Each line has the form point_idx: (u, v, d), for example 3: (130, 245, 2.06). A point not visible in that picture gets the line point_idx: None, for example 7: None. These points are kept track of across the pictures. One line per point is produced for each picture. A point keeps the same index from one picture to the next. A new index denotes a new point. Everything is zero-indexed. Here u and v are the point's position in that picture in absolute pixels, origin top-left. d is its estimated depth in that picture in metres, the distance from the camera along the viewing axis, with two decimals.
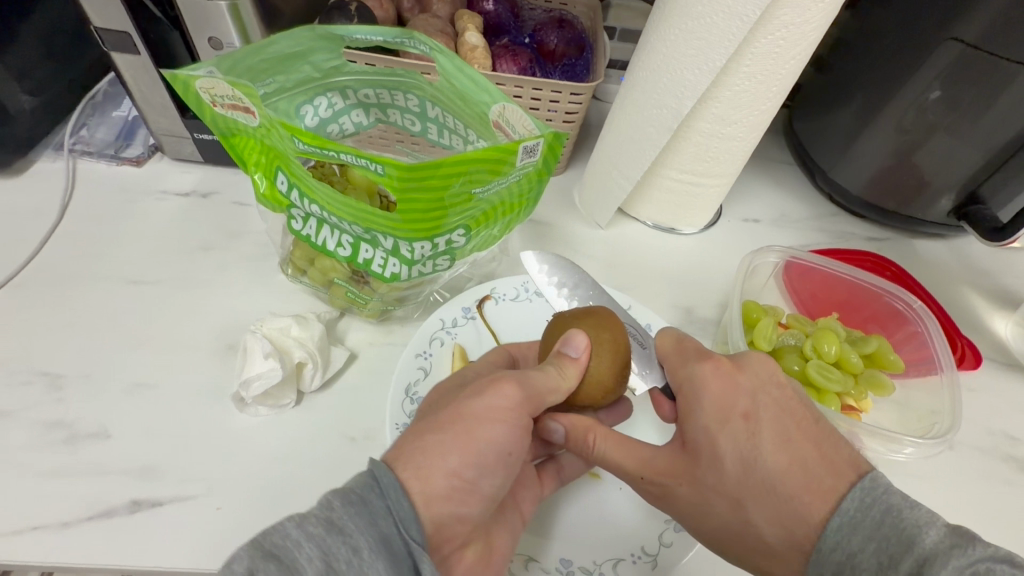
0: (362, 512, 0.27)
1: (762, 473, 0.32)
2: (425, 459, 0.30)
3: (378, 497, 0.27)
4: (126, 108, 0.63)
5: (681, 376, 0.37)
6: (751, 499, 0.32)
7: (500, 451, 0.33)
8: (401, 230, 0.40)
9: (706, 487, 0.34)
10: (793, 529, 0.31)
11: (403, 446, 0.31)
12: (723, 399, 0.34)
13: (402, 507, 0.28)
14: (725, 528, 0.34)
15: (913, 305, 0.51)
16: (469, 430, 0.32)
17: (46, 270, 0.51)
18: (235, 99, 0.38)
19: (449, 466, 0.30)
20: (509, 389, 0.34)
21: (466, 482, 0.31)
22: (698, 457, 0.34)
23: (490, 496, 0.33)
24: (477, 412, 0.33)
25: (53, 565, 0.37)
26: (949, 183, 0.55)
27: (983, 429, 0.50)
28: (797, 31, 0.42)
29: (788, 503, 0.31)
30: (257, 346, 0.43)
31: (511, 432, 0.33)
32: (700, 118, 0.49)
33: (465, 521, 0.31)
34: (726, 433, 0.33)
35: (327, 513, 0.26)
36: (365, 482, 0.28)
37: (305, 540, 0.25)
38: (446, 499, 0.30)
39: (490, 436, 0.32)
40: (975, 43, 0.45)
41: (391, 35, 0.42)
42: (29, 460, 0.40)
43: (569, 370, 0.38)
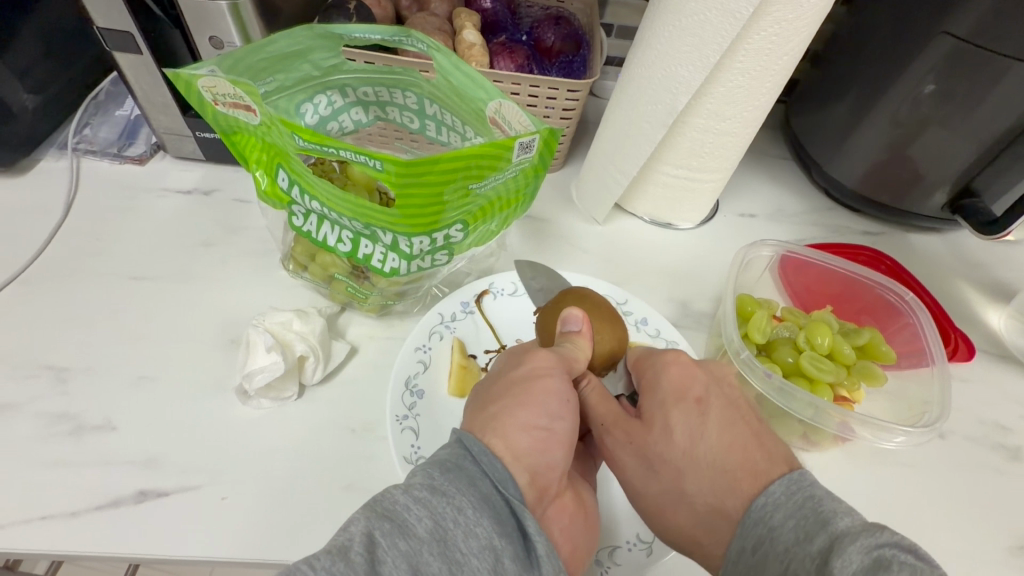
0: (460, 478, 0.28)
1: (704, 448, 0.34)
2: (497, 420, 0.32)
3: (471, 463, 0.29)
4: (128, 107, 0.64)
5: (647, 362, 0.40)
6: (688, 467, 0.35)
7: (562, 400, 0.34)
8: (400, 225, 0.41)
9: (649, 449, 0.36)
10: (720, 501, 0.33)
11: (471, 419, 0.33)
12: (681, 383, 0.37)
13: (496, 466, 0.29)
14: (661, 494, 0.36)
15: (904, 298, 0.52)
16: (524, 390, 0.34)
17: (51, 266, 0.52)
18: (236, 97, 0.38)
19: (523, 420, 0.32)
20: (544, 352, 0.37)
21: (545, 429, 0.32)
22: (648, 424, 0.37)
23: (570, 441, 0.34)
24: (525, 376, 0.35)
25: (61, 554, 0.38)
26: (943, 177, 0.55)
27: (975, 420, 0.50)
28: (789, 27, 0.42)
29: (720, 478, 0.33)
30: (259, 340, 0.44)
31: (563, 384, 0.35)
32: (695, 114, 0.49)
33: (555, 469, 0.32)
34: (677, 411, 0.36)
35: (429, 482, 0.28)
36: (458, 454, 0.30)
37: (412, 504, 0.27)
38: (534, 450, 0.31)
39: (547, 390, 0.34)
40: (967, 37, 0.45)
41: (389, 33, 0.42)
42: (36, 451, 0.41)
43: (582, 342, 0.40)
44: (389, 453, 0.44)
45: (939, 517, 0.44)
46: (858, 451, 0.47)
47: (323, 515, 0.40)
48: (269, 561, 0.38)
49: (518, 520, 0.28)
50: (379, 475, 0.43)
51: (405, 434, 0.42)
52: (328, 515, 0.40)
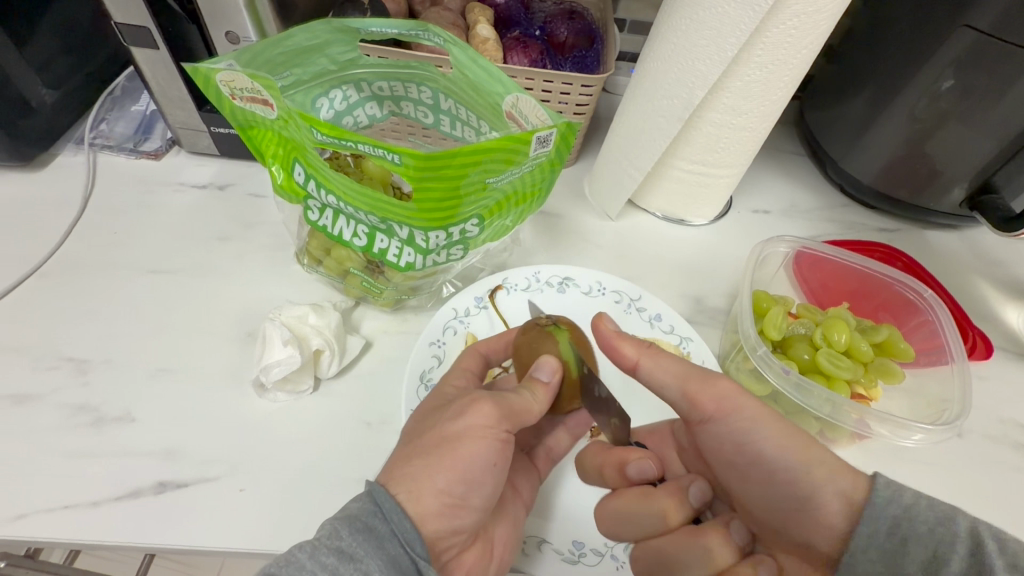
0: (369, 539, 0.28)
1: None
2: (417, 475, 0.31)
3: (382, 523, 0.29)
4: (144, 102, 0.64)
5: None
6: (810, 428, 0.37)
7: (484, 466, 0.33)
8: (417, 220, 0.41)
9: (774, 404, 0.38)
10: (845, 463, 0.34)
11: (395, 468, 0.32)
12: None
13: (407, 530, 0.30)
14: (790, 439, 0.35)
15: (923, 295, 0.51)
16: (451, 452, 0.32)
17: (71, 259, 0.53)
18: (254, 92, 0.39)
19: (439, 487, 0.31)
20: (487, 408, 0.34)
21: (456, 499, 0.32)
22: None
23: (482, 505, 0.34)
24: (461, 434, 0.33)
25: (82, 543, 0.38)
26: (961, 173, 0.54)
27: (992, 418, 0.50)
28: (809, 20, 0.42)
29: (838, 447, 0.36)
30: (276, 333, 0.44)
31: (492, 448, 0.34)
32: (712, 108, 0.49)
33: (460, 532, 0.33)
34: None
35: (334, 542, 0.28)
36: (370, 509, 0.29)
37: (319, 570, 0.26)
38: (440, 517, 0.31)
39: (473, 455, 0.33)
40: (990, 31, 0.44)
41: (406, 27, 0.42)
42: (58, 441, 0.42)
43: (543, 394, 0.37)
44: None
45: None
46: (874, 447, 0.47)
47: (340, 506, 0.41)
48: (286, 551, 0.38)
49: None
50: None
51: None
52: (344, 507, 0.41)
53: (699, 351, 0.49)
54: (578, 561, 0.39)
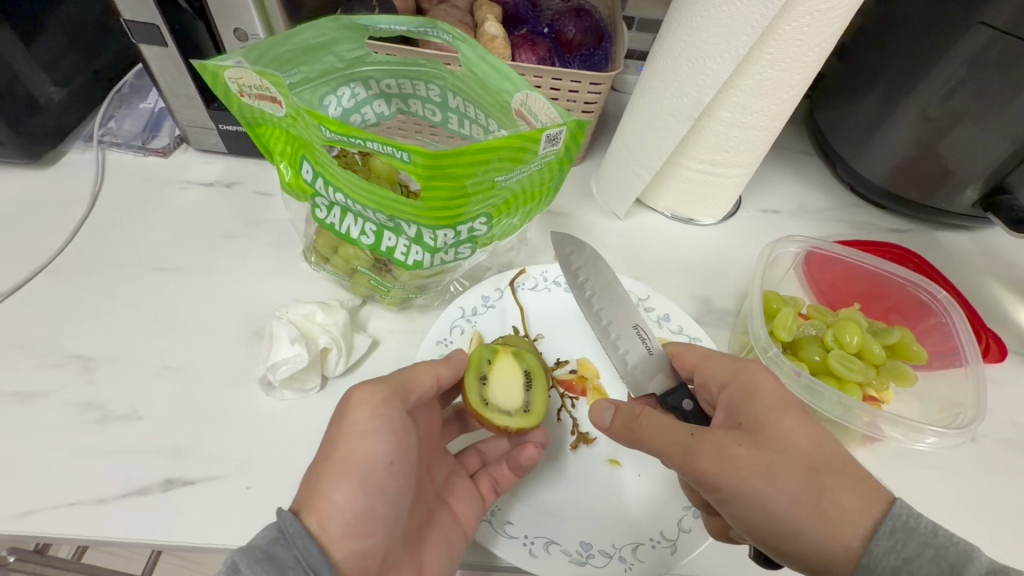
0: (269, 570, 0.28)
1: (829, 451, 0.34)
2: (318, 491, 0.32)
3: (285, 549, 0.29)
4: (152, 100, 0.64)
5: (722, 362, 0.41)
6: (824, 473, 0.33)
7: (380, 468, 0.34)
8: (424, 218, 0.41)
9: (778, 457, 0.33)
10: (867, 501, 0.32)
11: (307, 490, 0.32)
12: (781, 390, 0.37)
13: (314, 553, 0.29)
14: (804, 506, 0.32)
15: (937, 296, 0.51)
16: (338, 455, 0.33)
17: (78, 257, 0.53)
18: (263, 89, 0.38)
19: (339, 498, 0.32)
20: (371, 392, 0.36)
21: (360, 512, 0.32)
22: (760, 432, 0.35)
23: (390, 517, 0.34)
24: (351, 428, 0.34)
25: (88, 540, 0.38)
26: (974, 174, 0.54)
27: (1006, 422, 0.49)
28: (822, 17, 0.41)
29: (853, 483, 0.33)
30: (283, 331, 0.44)
31: (385, 441, 0.35)
32: (721, 106, 0.49)
33: (374, 558, 0.32)
34: (792, 412, 0.35)
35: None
36: (272, 537, 0.29)
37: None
38: (348, 535, 0.31)
39: (366, 454, 0.34)
40: (1006, 28, 0.44)
41: (415, 24, 0.42)
42: (65, 438, 0.42)
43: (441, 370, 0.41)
44: None
45: (971, 521, 0.43)
46: (886, 450, 0.46)
47: None
48: None
49: None
50: None
51: None
52: None
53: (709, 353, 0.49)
54: (586, 563, 0.38)
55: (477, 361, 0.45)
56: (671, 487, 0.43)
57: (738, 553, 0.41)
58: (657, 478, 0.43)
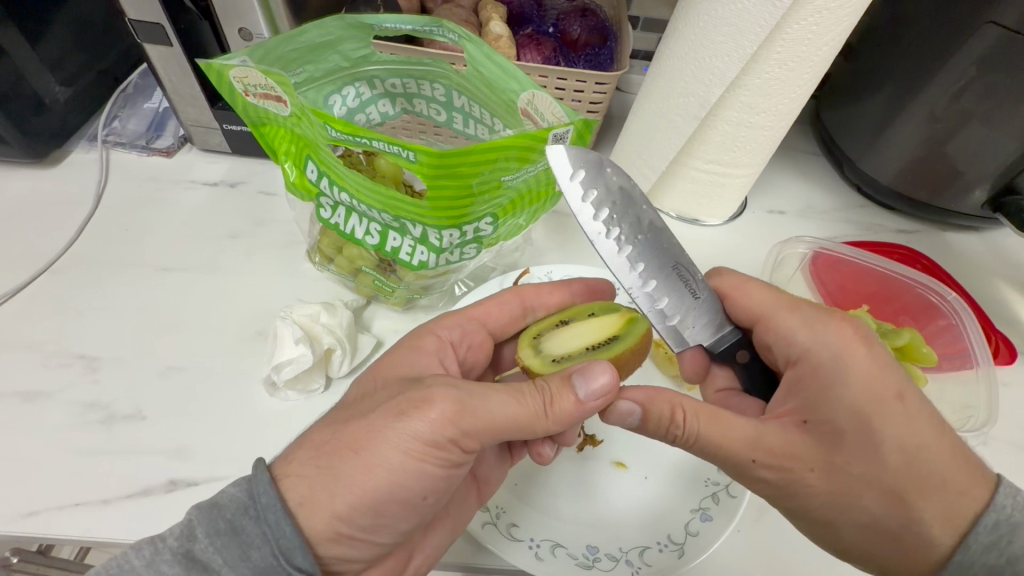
0: (230, 544, 0.28)
1: (924, 460, 0.31)
2: (313, 491, 0.29)
3: (252, 523, 0.28)
4: (156, 100, 0.64)
5: (798, 329, 0.36)
6: (911, 490, 0.31)
7: (393, 488, 0.31)
8: (430, 218, 0.41)
9: (860, 476, 0.31)
10: (954, 514, 0.31)
11: (289, 463, 0.30)
12: (872, 379, 0.32)
13: (284, 535, 0.28)
14: (876, 523, 0.32)
15: (947, 298, 0.51)
16: (364, 472, 0.30)
17: (82, 257, 0.53)
18: (267, 88, 0.38)
19: (335, 512, 0.29)
20: (433, 415, 0.31)
21: (355, 528, 0.30)
22: (839, 443, 0.32)
23: (394, 532, 0.33)
24: (391, 441, 0.30)
25: (92, 541, 0.38)
26: (982, 175, 0.53)
27: (1017, 425, 0.48)
28: (831, 15, 0.41)
29: (949, 495, 0.31)
30: (287, 332, 0.44)
31: (421, 477, 0.31)
32: (728, 106, 0.48)
33: (354, 560, 0.32)
34: (886, 415, 0.31)
35: (189, 545, 0.28)
36: (241, 505, 0.29)
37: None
38: (332, 541, 0.30)
39: (387, 476, 0.30)
40: (1015, 28, 0.43)
41: (420, 23, 0.42)
42: (69, 438, 0.42)
43: (560, 404, 0.33)
44: None
45: None
46: None
47: None
48: None
49: None
50: None
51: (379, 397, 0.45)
52: None
53: None
54: (593, 566, 0.38)
55: (585, 308, 0.43)
56: (679, 491, 0.42)
57: (747, 558, 0.40)
58: (662, 480, 0.43)
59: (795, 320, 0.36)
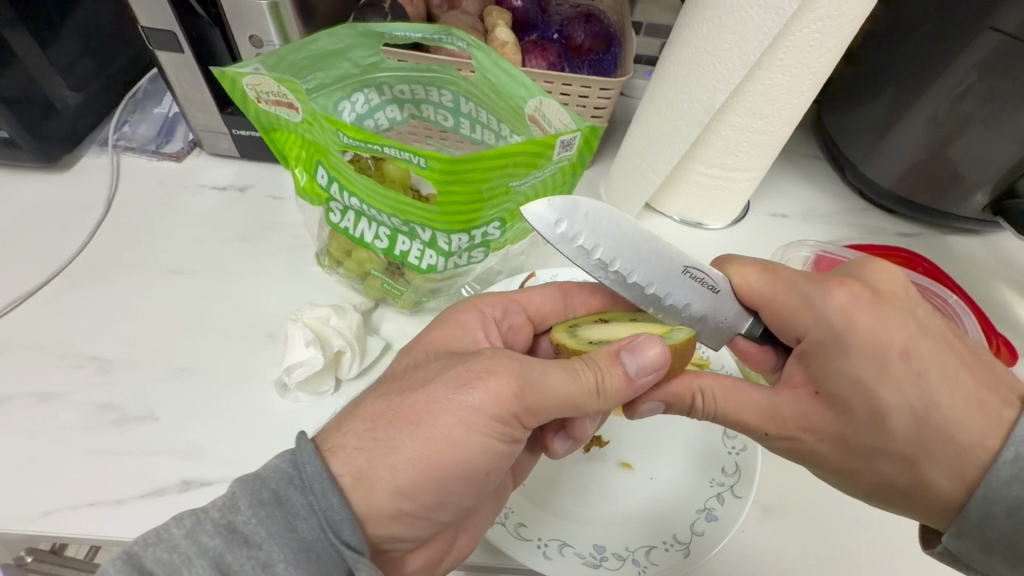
0: (275, 515, 0.28)
1: (930, 416, 0.32)
2: (371, 465, 0.30)
3: (299, 494, 0.29)
4: (166, 105, 0.64)
5: (797, 307, 0.37)
6: (920, 448, 0.32)
7: (450, 461, 0.31)
8: (439, 223, 0.41)
9: (870, 441, 0.33)
10: (968, 462, 0.31)
11: (348, 438, 0.31)
12: (874, 343, 0.33)
13: (331, 507, 0.29)
14: (888, 481, 0.34)
15: (949, 300, 0.52)
16: (427, 444, 0.31)
17: (93, 260, 0.53)
18: (280, 95, 0.39)
19: (398, 485, 0.30)
20: (489, 389, 0.32)
21: (419, 504, 0.31)
22: (846, 412, 0.34)
23: (456, 506, 0.33)
24: (442, 414, 0.31)
25: (106, 540, 0.39)
26: (983, 179, 0.54)
27: None
28: (833, 23, 0.41)
29: (964, 446, 0.31)
30: (298, 334, 0.45)
31: (488, 455, 0.33)
32: (732, 112, 0.49)
33: (407, 540, 0.33)
34: (885, 379, 0.32)
35: (229, 517, 0.28)
36: (286, 475, 0.29)
37: (197, 556, 0.27)
38: (389, 518, 0.30)
39: (447, 444, 0.31)
40: (1015, 34, 0.44)
41: (430, 31, 0.43)
42: (83, 439, 0.43)
43: (613, 381, 0.34)
44: None
45: None
46: None
47: None
48: None
49: (349, 566, 0.29)
50: None
51: None
52: None
53: (719, 357, 0.51)
54: (600, 565, 0.39)
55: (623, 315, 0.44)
56: (686, 491, 0.43)
57: (752, 559, 0.41)
58: (668, 480, 0.44)
59: (794, 301, 0.37)
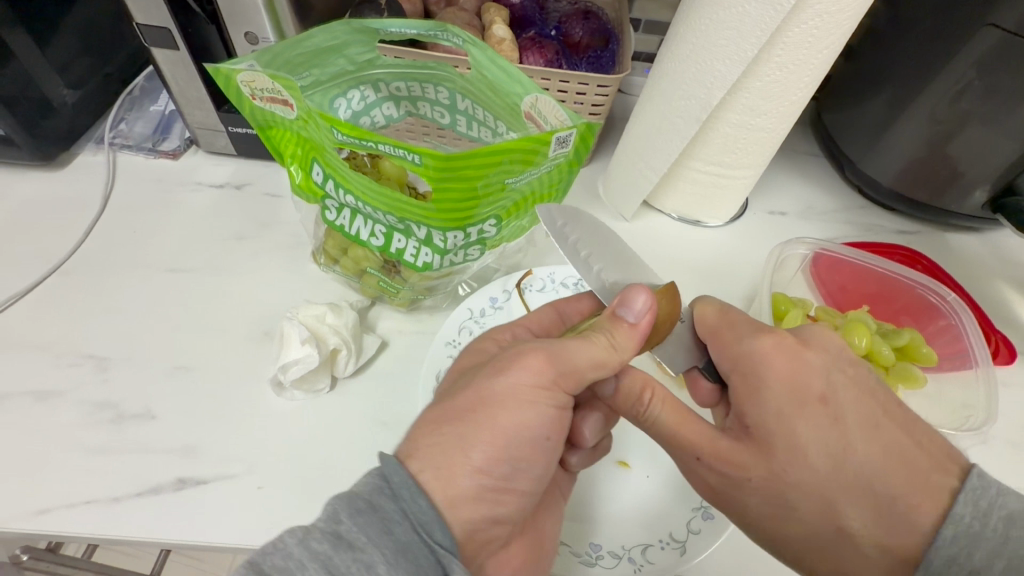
0: (372, 521, 0.27)
1: (854, 466, 0.32)
2: (445, 457, 0.30)
3: (390, 501, 0.28)
4: (162, 102, 0.64)
5: (732, 342, 0.37)
6: (843, 499, 0.32)
7: (521, 439, 0.33)
8: (435, 220, 0.41)
9: (794, 486, 0.33)
10: (895, 522, 0.32)
11: (416, 442, 0.31)
12: (797, 383, 0.34)
13: (421, 511, 0.28)
14: (811, 534, 0.33)
15: (947, 298, 0.52)
16: (491, 423, 0.32)
17: (90, 259, 0.53)
18: (275, 92, 0.39)
19: (474, 464, 0.31)
20: (534, 365, 0.34)
21: (499, 479, 0.32)
22: (773, 451, 0.33)
23: (528, 486, 0.34)
24: (497, 397, 0.33)
25: (102, 538, 0.39)
26: (982, 176, 0.53)
27: (1017, 425, 0.49)
28: (832, 19, 0.41)
29: (891, 506, 0.32)
30: (294, 332, 0.45)
31: (544, 415, 0.34)
32: (730, 109, 0.49)
33: (502, 522, 0.33)
34: (809, 420, 0.33)
35: (334, 526, 0.27)
36: (376, 485, 0.29)
37: (310, 561, 0.25)
38: (471, 502, 0.31)
39: (514, 421, 0.33)
40: (1015, 30, 0.43)
41: (425, 28, 0.42)
42: (79, 437, 0.42)
43: (624, 337, 0.37)
44: None
45: None
46: None
47: None
48: None
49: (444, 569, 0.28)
50: None
51: None
52: None
53: None
54: (595, 564, 0.39)
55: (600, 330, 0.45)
56: (681, 489, 0.43)
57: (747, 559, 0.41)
58: (664, 478, 0.44)
59: (731, 337, 0.38)
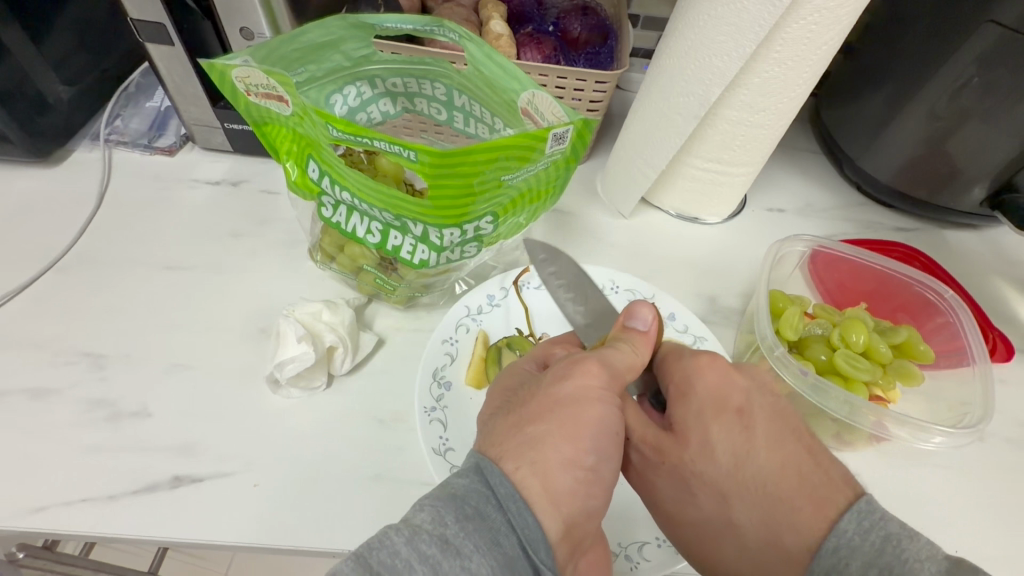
0: (479, 527, 0.27)
1: (752, 467, 0.35)
2: (536, 453, 0.31)
3: (496, 510, 0.28)
4: (158, 99, 0.64)
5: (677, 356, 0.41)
6: (736, 493, 0.35)
7: (606, 433, 0.33)
8: (431, 216, 0.41)
9: (698, 475, 0.36)
10: (782, 522, 0.32)
11: (504, 447, 0.31)
12: (719, 392, 0.37)
13: (527, 525, 0.28)
14: (711, 523, 0.36)
15: (945, 295, 0.51)
16: (574, 422, 0.32)
17: (86, 256, 0.53)
18: (270, 88, 0.39)
19: (565, 459, 0.31)
20: (594, 368, 0.35)
21: (588, 470, 0.32)
22: (684, 443, 0.37)
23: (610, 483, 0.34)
24: (569, 396, 0.33)
25: (99, 536, 0.39)
26: (981, 173, 0.53)
27: (1013, 422, 0.49)
28: (831, 15, 0.41)
29: (781, 509, 0.33)
30: (289, 330, 0.44)
31: (614, 412, 0.34)
32: (728, 105, 0.48)
33: (594, 517, 0.32)
34: (719, 422, 0.36)
35: (440, 530, 0.27)
36: (478, 493, 0.29)
37: (417, 563, 0.25)
38: (573, 496, 0.31)
39: (593, 418, 0.33)
40: (1014, 26, 0.43)
41: (421, 23, 0.42)
42: (75, 435, 0.42)
43: (644, 344, 0.39)
44: (415, 444, 0.44)
45: (971, 524, 0.43)
46: (892, 451, 0.47)
47: (351, 503, 0.41)
48: (299, 544, 0.39)
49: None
50: (406, 465, 0.43)
51: (434, 426, 0.43)
52: (356, 503, 0.41)
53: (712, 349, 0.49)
54: None
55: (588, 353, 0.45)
56: None
57: None
58: None
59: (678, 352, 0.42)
